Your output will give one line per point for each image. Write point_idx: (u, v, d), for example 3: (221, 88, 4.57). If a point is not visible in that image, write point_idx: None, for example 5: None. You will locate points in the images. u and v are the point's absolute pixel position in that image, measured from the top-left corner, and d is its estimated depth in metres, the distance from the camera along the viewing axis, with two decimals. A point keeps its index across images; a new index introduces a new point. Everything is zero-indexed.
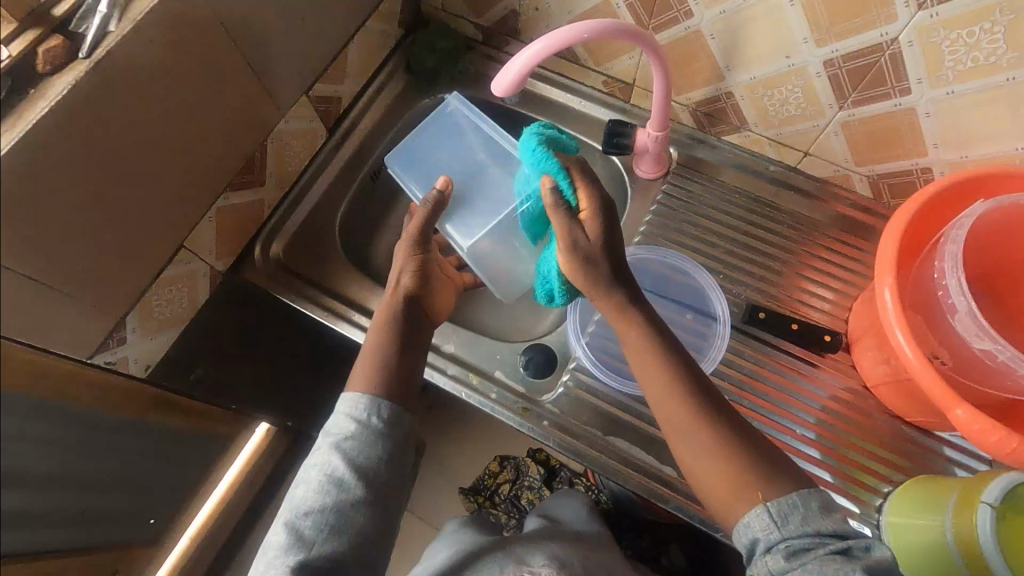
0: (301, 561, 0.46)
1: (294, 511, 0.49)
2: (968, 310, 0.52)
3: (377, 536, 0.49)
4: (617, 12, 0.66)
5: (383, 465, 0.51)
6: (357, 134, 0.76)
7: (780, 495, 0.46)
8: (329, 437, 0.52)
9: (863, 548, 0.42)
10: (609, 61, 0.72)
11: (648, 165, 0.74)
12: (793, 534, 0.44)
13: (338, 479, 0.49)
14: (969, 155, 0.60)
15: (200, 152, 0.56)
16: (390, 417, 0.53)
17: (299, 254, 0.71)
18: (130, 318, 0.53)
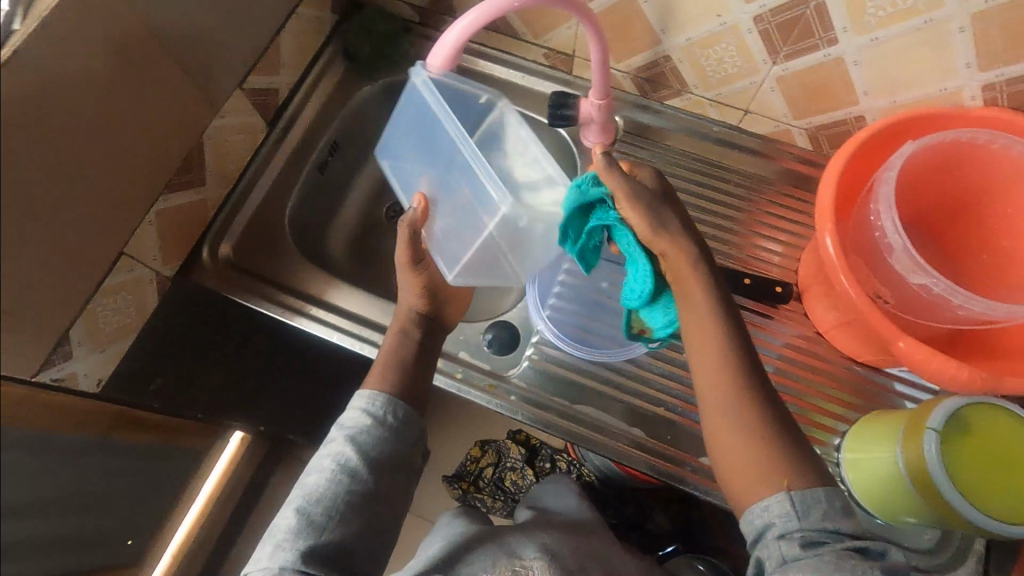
0: (310, 545, 0.48)
1: (304, 497, 0.51)
2: (904, 248, 0.50)
3: (379, 527, 0.52)
4: None
5: (394, 459, 0.53)
6: (298, 124, 0.77)
7: (807, 487, 0.44)
8: (343, 429, 0.54)
9: (880, 551, 0.41)
10: (547, 34, 0.72)
11: (594, 134, 0.71)
12: (813, 526, 0.42)
13: (350, 470, 0.51)
14: (899, 100, 0.60)
15: (138, 154, 0.55)
16: (404, 417, 0.55)
17: (248, 251, 0.72)
18: (73, 331, 0.55)
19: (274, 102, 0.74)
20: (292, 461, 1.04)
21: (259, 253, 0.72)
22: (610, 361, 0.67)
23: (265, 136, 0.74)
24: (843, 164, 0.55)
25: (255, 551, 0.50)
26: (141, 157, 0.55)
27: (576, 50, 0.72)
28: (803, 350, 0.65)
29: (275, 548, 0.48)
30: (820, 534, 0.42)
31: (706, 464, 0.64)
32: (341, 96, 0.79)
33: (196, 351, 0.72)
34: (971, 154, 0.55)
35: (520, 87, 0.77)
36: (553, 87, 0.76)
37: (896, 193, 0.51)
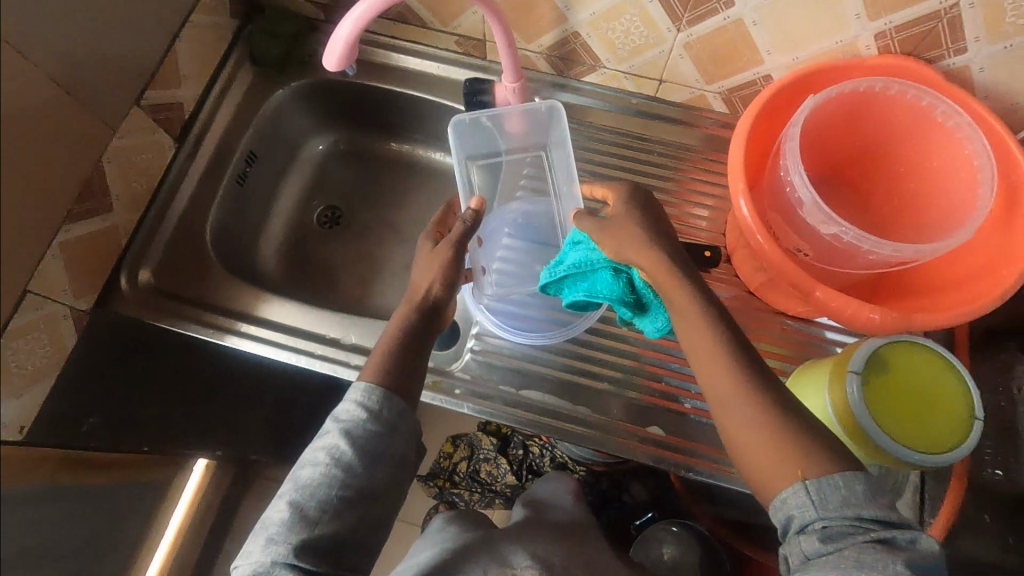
0: (301, 543, 0.48)
1: (298, 490, 0.50)
2: (813, 200, 0.52)
3: (372, 520, 0.51)
4: None
5: (390, 456, 0.52)
6: (210, 137, 0.74)
7: (828, 473, 0.42)
8: (338, 422, 0.52)
9: (908, 539, 0.40)
10: (454, 20, 0.71)
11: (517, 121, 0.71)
12: (833, 516, 0.41)
13: (344, 465, 0.50)
14: (800, 57, 0.61)
15: (31, 187, 0.51)
16: (399, 412, 0.53)
17: (171, 274, 0.70)
18: None
19: (179, 116, 0.71)
20: (264, 486, 1.02)
21: (183, 274, 0.70)
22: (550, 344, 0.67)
23: (174, 154, 0.71)
24: (748, 125, 0.56)
25: (248, 538, 0.50)
26: (35, 191, 0.52)
27: (485, 35, 0.71)
28: (736, 310, 0.66)
29: (268, 541, 0.48)
30: (842, 523, 0.40)
31: (653, 433, 0.65)
32: (252, 104, 0.76)
33: (132, 382, 0.69)
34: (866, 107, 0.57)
35: (436, 77, 0.77)
36: (468, 73, 0.76)
37: (800, 148, 0.52)
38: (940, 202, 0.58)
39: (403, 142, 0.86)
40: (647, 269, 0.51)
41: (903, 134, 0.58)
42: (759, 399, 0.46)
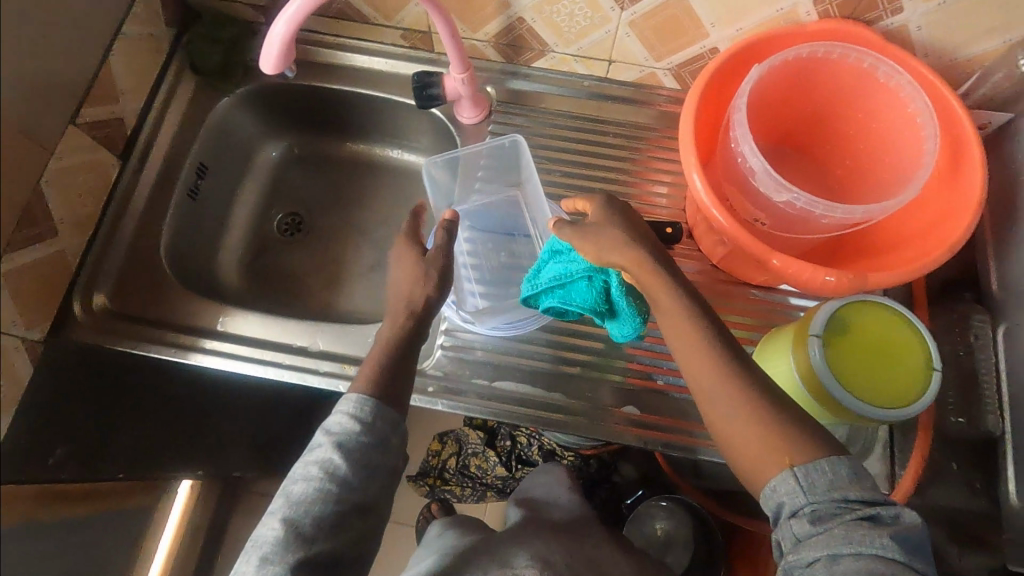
0: (299, 561, 0.48)
1: (290, 507, 0.50)
2: (763, 169, 0.52)
3: (365, 529, 0.52)
4: None
5: (383, 464, 0.53)
6: (155, 151, 0.72)
7: (810, 459, 0.44)
8: (330, 434, 0.52)
9: (891, 514, 0.41)
10: (397, 14, 0.69)
11: (468, 110, 0.72)
12: (823, 499, 0.42)
13: (338, 478, 0.51)
14: (742, 28, 0.61)
15: None
16: (389, 422, 0.54)
17: (127, 295, 0.68)
18: None
19: (120, 132, 0.69)
20: (251, 504, 1.01)
21: (141, 295, 0.68)
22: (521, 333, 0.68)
23: (119, 171, 0.69)
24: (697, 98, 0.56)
25: (240, 558, 0.50)
26: None
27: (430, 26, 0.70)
28: (700, 283, 0.66)
29: (262, 560, 0.48)
30: (830, 505, 0.42)
31: (627, 412, 0.65)
32: (196, 115, 0.74)
33: (105, 410, 0.66)
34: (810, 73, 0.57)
35: (385, 73, 0.75)
36: (416, 66, 0.75)
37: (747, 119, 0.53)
38: (888, 164, 0.60)
39: (359, 142, 0.85)
40: (630, 272, 0.51)
41: (848, 98, 0.59)
42: (728, 364, 0.47)
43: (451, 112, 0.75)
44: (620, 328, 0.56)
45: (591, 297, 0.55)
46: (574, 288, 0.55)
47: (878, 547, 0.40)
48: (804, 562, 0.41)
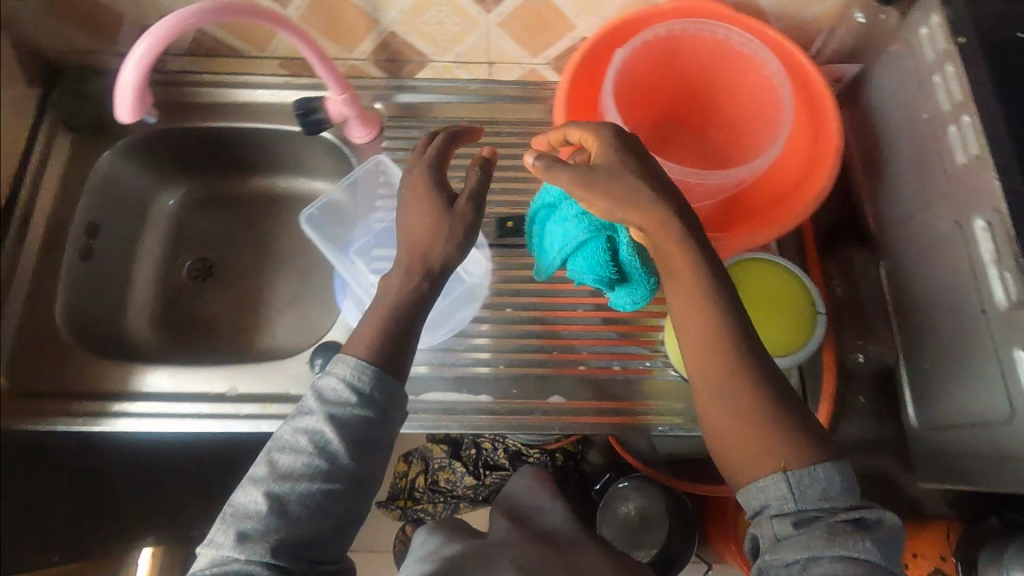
0: (275, 543, 0.47)
1: (276, 479, 0.49)
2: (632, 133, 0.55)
3: (351, 510, 0.50)
4: None
5: (379, 441, 0.51)
6: (40, 216, 0.69)
7: (802, 463, 0.44)
8: (326, 401, 0.50)
9: (876, 520, 0.43)
10: (268, 44, 0.70)
11: (358, 130, 0.72)
12: (808, 505, 0.43)
13: (327, 453, 0.49)
14: (605, 15, 0.63)
15: None
16: (385, 396, 0.51)
17: (27, 370, 0.65)
18: None
19: None
20: None
21: (42, 367, 0.66)
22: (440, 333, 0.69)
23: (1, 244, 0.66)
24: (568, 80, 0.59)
25: (216, 525, 0.49)
26: None
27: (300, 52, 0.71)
28: None
29: (240, 536, 0.47)
30: (812, 509, 0.43)
31: (556, 402, 0.67)
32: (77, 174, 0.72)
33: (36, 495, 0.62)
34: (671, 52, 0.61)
35: (268, 103, 0.75)
36: (297, 93, 0.75)
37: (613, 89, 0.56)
38: (762, 134, 0.63)
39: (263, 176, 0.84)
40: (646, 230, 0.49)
41: (710, 68, 0.63)
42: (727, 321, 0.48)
43: (342, 134, 0.74)
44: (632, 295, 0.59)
45: (604, 254, 0.56)
46: (587, 246, 0.57)
47: (860, 549, 0.41)
48: (783, 563, 0.42)
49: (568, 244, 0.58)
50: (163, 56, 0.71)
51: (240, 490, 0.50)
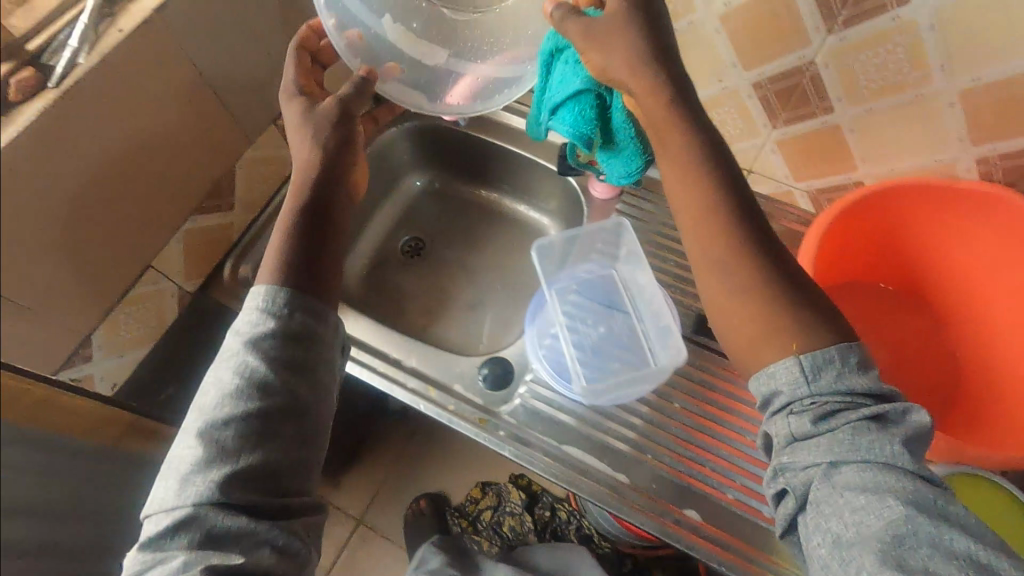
0: (228, 472, 0.57)
1: (202, 423, 0.59)
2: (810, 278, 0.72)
3: (298, 434, 0.62)
4: (821, 82, 0.70)
5: (297, 357, 0.62)
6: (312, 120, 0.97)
7: (817, 349, 0.54)
8: (242, 337, 0.62)
9: (900, 413, 0.52)
10: (791, 123, 0.77)
11: (601, 185, 0.93)
12: (820, 392, 0.53)
13: (251, 376, 0.60)
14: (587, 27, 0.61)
15: (168, 168, 0.74)
16: (296, 304, 0.63)
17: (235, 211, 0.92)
18: (114, 263, 0.72)
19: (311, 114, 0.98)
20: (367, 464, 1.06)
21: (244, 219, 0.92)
22: (699, 425, 0.79)
23: None
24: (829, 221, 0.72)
25: (159, 484, 0.59)
26: (161, 165, 0.73)
27: None
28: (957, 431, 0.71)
29: (182, 480, 0.57)
30: (826, 395, 0.53)
31: None
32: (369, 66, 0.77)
33: None
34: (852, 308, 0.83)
35: None
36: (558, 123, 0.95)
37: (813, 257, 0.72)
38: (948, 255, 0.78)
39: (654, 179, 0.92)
40: None
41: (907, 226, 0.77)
42: None
43: (587, 186, 0.96)
44: (628, 163, 0.76)
45: (589, 115, 0.72)
46: (580, 101, 0.71)
47: (885, 453, 0.50)
48: (801, 463, 0.53)
49: (561, 92, 0.71)
50: None
51: (177, 445, 0.60)
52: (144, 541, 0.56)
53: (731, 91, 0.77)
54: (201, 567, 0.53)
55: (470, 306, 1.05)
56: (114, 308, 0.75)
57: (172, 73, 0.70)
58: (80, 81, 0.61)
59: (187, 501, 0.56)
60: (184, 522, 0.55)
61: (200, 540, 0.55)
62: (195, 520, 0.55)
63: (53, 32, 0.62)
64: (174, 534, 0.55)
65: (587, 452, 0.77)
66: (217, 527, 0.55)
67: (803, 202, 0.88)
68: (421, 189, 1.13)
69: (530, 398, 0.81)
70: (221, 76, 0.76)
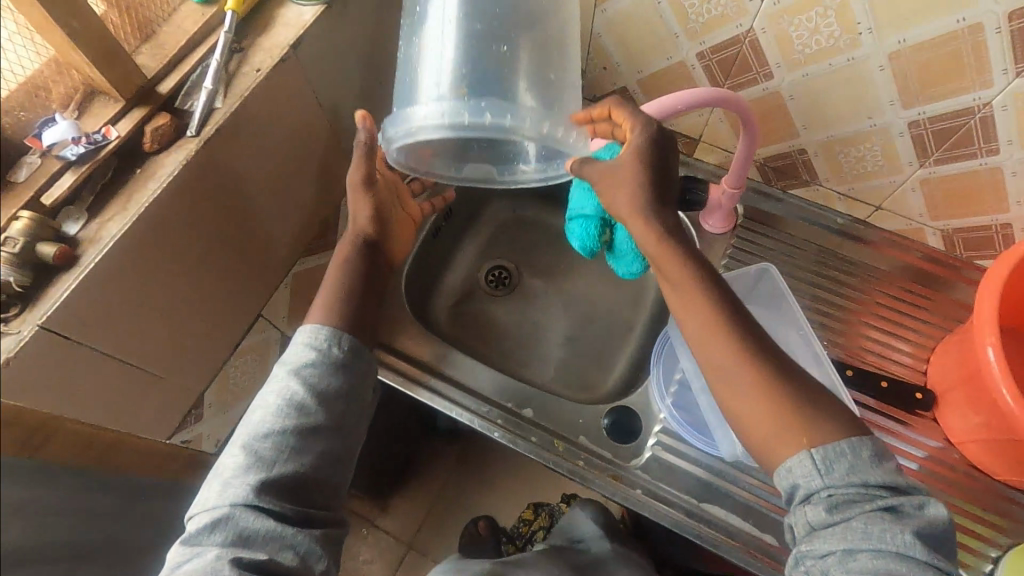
0: (263, 479, 0.52)
1: (247, 437, 0.55)
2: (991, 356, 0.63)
3: (334, 454, 0.57)
4: (988, 122, 0.66)
5: (343, 385, 0.58)
6: None
7: (827, 443, 0.50)
8: (288, 363, 0.58)
9: (915, 506, 0.47)
10: (942, 163, 0.73)
11: (716, 219, 0.87)
12: (836, 484, 0.48)
13: (296, 401, 0.55)
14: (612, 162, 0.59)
15: (280, 208, 0.69)
16: (350, 348, 0.59)
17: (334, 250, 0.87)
18: (223, 312, 0.67)
19: None
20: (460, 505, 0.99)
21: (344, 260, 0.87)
22: None
23: None
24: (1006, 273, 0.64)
25: (199, 497, 0.54)
26: (273, 206, 0.67)
27: (742, 54, 0.74)
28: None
29: (222, 485, 0.52)
30: (842, 487, 0.48)
31: None
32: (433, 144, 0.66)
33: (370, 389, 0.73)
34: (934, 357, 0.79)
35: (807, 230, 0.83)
36: None
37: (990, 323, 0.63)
38: None
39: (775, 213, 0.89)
40: None
41: None
42: None
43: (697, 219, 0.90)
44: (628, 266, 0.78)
45: (597, 231, 0.75)
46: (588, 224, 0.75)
47: (898, 544, 0.45)
48: (818, 551, 0.47)
49: (575, 215, 0.76)
50: (812, 132, 0.79)
51: (221, 459, 0.55)
52: (179, 541, 0.51)
53: (880, 128, 0.73)
54: (230, 561, 0.48)
55: (565, 339, 1.00)
56: (228, 358, 0.71)
57: (297, 112, 0.64)
58: (220, 127, 0.56)
59: (225, 501, 0.51)
60: (217, 527, 0.50)
61: (231, 542, 0.50)
62: (227, 520, 0.50)
63: (186, 71, 0.57)
64: (208, 533, 0.50)
65: (730, 513, 0.72)
66: (248, 528, 0.50)
67: (932, 238, 0.84)
68: (508, 214, 1.08)
69: (662, 450, 0.77)
70: (339, 113, 0.71)
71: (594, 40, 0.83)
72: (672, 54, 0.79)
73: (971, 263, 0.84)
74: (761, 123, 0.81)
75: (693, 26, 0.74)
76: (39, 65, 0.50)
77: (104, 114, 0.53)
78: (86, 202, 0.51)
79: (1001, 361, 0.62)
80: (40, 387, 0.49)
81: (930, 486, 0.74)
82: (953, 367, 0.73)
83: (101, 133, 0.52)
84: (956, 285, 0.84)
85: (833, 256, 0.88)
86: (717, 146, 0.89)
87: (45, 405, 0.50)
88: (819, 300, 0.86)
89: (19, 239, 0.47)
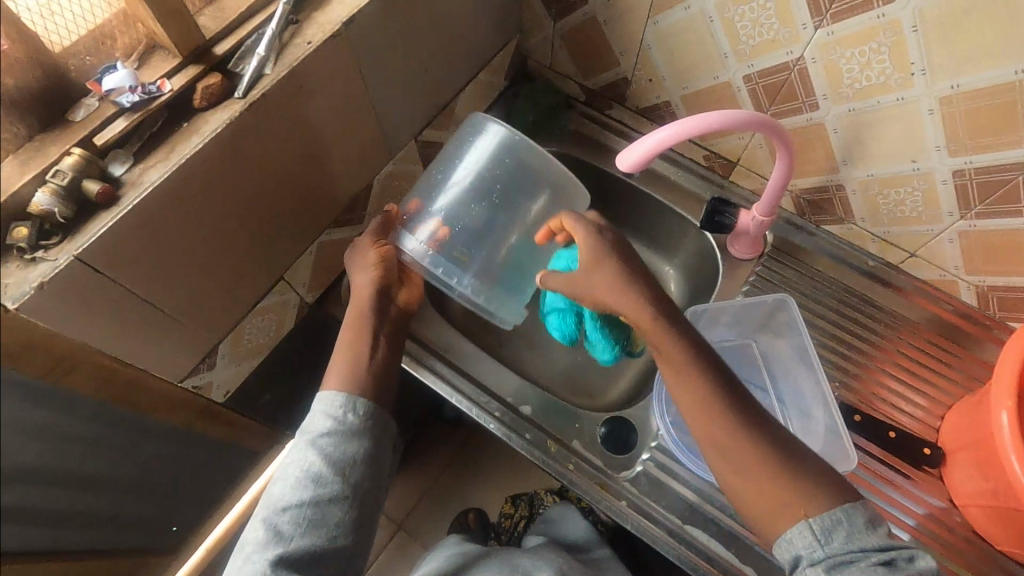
0: (280, 554, 0.57)
1: (269, 510, 0.60)
2: (1005, 422, 0.61)
3: (347, 520, 0.60)
4: None
5: (355, 454, 0.62)
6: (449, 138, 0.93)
7: (822, 512, 0.52)
8: (307, 434, 0.63)
9: (905, 559, 0.49)
10: (984, 216, 0.70)
11: (744, 245, 0.86)
12: (836, 550, 0.50)
13: (312, 474, 0.60)
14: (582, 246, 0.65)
15: (313, 180, 0.71)
16: (362, 413, 0.64)
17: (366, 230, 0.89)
18: (246, 271, 0.70)
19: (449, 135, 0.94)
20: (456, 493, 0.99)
21: None
22: None
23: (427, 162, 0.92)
24: None
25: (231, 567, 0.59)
26: (306, 176, 0.70)
27: (789, 82, 0.73)
28: None
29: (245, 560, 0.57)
30: (840, 552, 0.50)
31: None
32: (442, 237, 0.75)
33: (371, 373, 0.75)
34: (948, 415, 0.77)
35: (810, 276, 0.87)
36: (709, 184, 0.92)
37: (1010, 388, 0.62)
38: None
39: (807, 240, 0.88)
40: None
41: None
42: None
43: (724, 242, 0.89)
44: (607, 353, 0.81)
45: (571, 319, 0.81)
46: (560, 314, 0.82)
47: None
48: None
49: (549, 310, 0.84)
50: (854, 169, 0.77)
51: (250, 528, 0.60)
52: None
53: (923, 173, 0.71)
54: None
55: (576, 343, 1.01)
56: (246, 314, 0.74)
57: (340, 88, 0.66)
58: (266, 92, 0.58)
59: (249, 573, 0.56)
60: None
61: None
62: None
63: (241, 37, 0.60)
64: None
65: (713, 538, 0.72)
66: None
67: (966, 293, 0.81)
68: None
69: (654, 467, 0.76)
70: (382, 95, 0.73)
71: (643, 51, 0.83)
72: (719, 74, 0.78)
73: (1003, 323, 0.81)
74: (800, 153, 0.80)
75: (743, 47, 0.73)
76: (109, 15, 0.54)
77: (160, 68, 0.56)
78: (134, 147, 0.55)
79: (1014, 428, 0.60)
80: (68, 312, 0.52)
81: (924, 544, 0.71)
82: (970, 428, 0.70)
83: (156, 85, 0.55)
84: (984, 344, 0.81)
85: (860, 298, 0.85)
86: (754, 172, 0.88)
87: (69, 330, 0.53)
88: (838, 341, 0.83)
89: (67, 173, 0.50)
